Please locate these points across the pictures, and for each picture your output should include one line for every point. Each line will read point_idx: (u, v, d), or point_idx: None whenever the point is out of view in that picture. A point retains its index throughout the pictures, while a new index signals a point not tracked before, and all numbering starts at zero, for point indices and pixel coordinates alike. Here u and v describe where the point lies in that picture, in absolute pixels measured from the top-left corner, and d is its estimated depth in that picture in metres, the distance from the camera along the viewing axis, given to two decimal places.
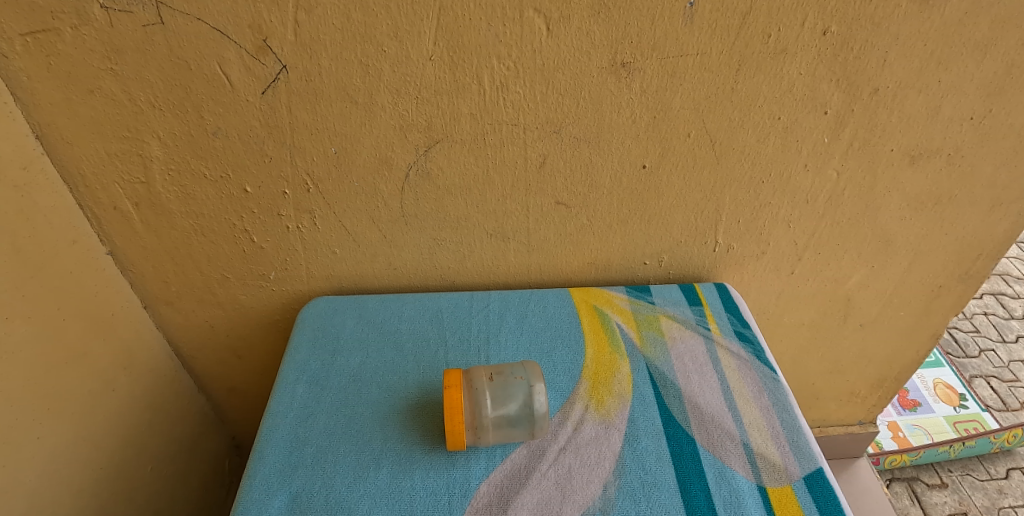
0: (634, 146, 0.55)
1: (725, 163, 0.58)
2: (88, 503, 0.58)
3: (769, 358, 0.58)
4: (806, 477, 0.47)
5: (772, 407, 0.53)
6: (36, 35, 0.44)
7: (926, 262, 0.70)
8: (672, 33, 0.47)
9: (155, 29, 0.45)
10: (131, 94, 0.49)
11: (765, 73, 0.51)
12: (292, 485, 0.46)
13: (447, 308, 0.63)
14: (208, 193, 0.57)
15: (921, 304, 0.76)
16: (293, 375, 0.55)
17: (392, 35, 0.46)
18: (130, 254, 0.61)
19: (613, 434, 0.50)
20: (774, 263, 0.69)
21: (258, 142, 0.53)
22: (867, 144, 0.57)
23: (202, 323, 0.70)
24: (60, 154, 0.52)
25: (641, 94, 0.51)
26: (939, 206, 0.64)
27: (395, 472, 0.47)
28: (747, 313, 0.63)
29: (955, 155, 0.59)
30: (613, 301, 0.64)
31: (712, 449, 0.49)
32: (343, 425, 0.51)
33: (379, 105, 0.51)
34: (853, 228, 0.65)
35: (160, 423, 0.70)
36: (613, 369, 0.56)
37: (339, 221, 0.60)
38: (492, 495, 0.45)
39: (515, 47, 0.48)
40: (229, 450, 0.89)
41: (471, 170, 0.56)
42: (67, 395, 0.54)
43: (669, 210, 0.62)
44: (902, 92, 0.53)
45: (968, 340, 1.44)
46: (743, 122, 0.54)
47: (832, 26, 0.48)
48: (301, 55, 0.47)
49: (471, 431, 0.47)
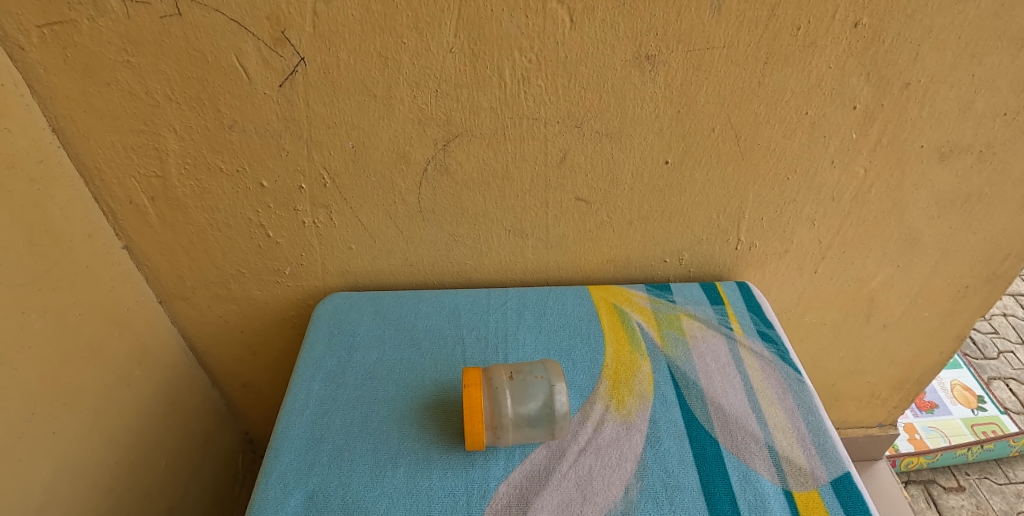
0: (656, 142, 0.54)
1: (750, 158, 0.56)
2: (103, 498, 0.57)
3: (793, 359, 0.57)
4: (833, 481, 0.46)
5: (797, 409, 0.52)
6: (53, 27, 0.44)
7: (953, 262, 0.68)
8: (699, 25, 0.46)
9: (172, 20, 0.44)
10: (147, 86, 0.48)
11: (793, 67, 0.49)
12: (308, 484, 0.45)
13: (464, 305, 0.62)
14: (224, 187, 0.56)
15: (946, 305, 0.74)
16: (309, 372, 0.55)
17: (412, 26, 0.45)
18: (146, 249, 0.61)
19: (634, 435, 0.49)
20: (797, 262, 0.67)
21: (275, 136, 0.52)
22: (896, 140, 0.56)
23: (216, 318, 0.70)
24: (77, 148, 0.52)
25: (665, 88, 0.50)
26: (968, 205, 0.62)
27: (413, 472, 0.46)
28: (770, 313, 0.62)
29: (987, 152, 0.57)
30: (632, 299, 0.63)
31: (736, 451, 0.48)
32: (360, 422, 0.50)
33: (398, 99, 0.50)
34: (879, 226, 0.64)
35: (174, 417, 0.69)
36: (633, 369, 0.55)
37: (355, 217, 0.60)
38: (512, 496, 0.44)
39: (537, 40, 0.46)
40: (242, 446, 0.89)
41: (490, 166, 0.55)
42: (82, 390, 0.54)
43: (691, 207, 0.60)
44: (934, 86, 0.51)
45: (987, 342, 1.42)
46: (769, 117, 0.53)
47: (864, 18, 0.47)
48: (320, 47, 0.46)
49: (490, 430, 0.46)
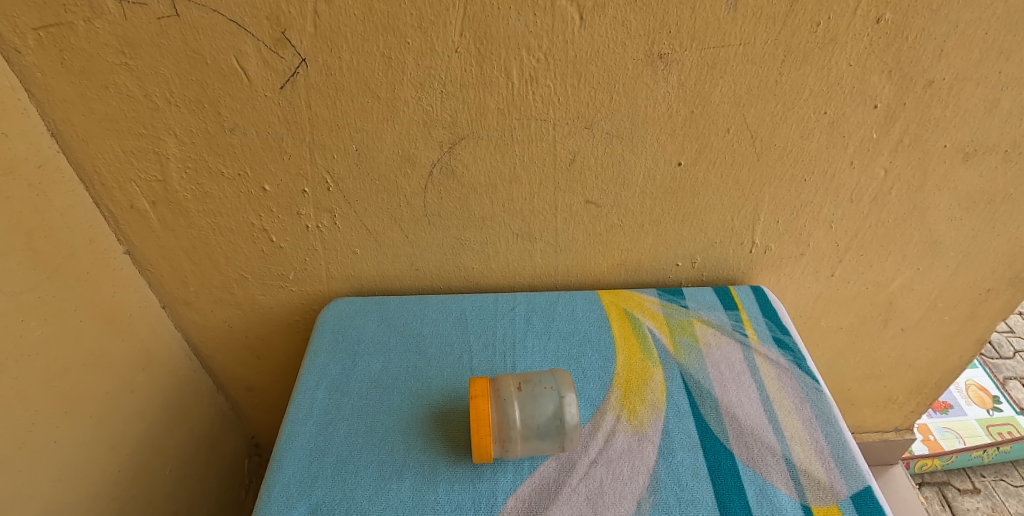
0: (669, 143, 0.52)
1: (766, 159, 0.54)
2: (106, 507, 0.57)
3: (811, 367, 0.55)
4: (854, 496, 0.44)
5: (815, 419, 0.50)
6: (49, 29, 0.43)
7: (975, 264, 0.66)
8: (714, 22, 0.44)
9: (170, 21, 0.43)
10: (146, 89, 0.47)
11: (812, 65, 0.47)
12: (312, 497, 0.44)
13: (471, 311, 0.60)
14: (226, 192, 0.55)
15: (967, 308, 0.72)
16: (313, 380, 0.54)
17: (416, 26, 0.44)
18: (148, 253, 0.60)
19: (646, 447, 0.47)
20: (813, 265, 0.66)
21: (277, 139, 0.51)
22: (918, 140, 0.54)
23: (220, 323, 0.69)
24: (76, 152, 0.51)
25: (679, 88, 0.48)
26: (992, 206, 0.60)
27: (418, 485, 0.45)
28: (786, 318, 0.60)
29: (1013, 151, 0.55)
30: (643, 304, 0.61)
31: (752, 464, 0.46)
32: (364, 432, 0.49)
33: (403, 100, 0.48)
34: (898, 228, 0.62)
35: (179, 422, 0.69)
36: (645, 377, 0.53)
37: (359, 221, 0.58)
38: (520, 510, 0.43)
39: (546, 38, 0.45)
40: (248, 450, 0.88)
41: (497, 169, 0.54)
42: (84, 399, 0.53)
43: (705, 210, 0.59)
44: (960, 84, 0.49)
45: (1002, 341, 1.39)
46: (787, 117, 0.51)
47: (886, 14, 0.44)
48: (322, 48, 0.45)
49: (498, 443, 0.45)
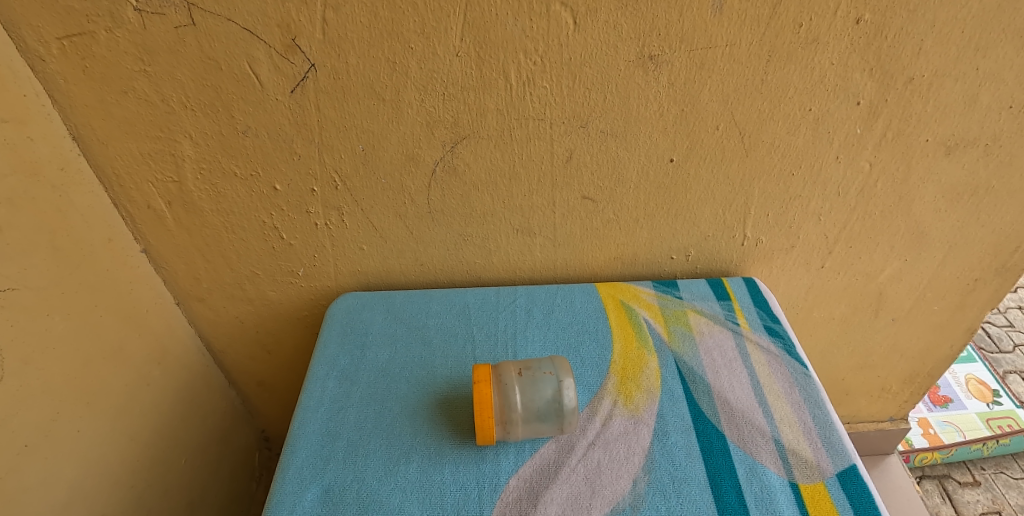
0: (661, 140, 0.55)
1: (755, 155, 0.57)
2: (125, 494, 0.59)
3: (800, 353, 0.57)
4: (839, 474, 0.46)
5: (803, 402, 0.52)
6: (73, 39, 0.46)
7: (962, 255, 0.68)
8: (701, 24, 0.47)
9: (187, 30, 0.46)
10: (163, 94, 0.50)
11: (796, 63, 0.50)
12: (324, 479, 0.47)
13: (473, 303, 0.63)
14: (238, 191, 0.58)
15: (956, 298, 0.74)
16: (324, 370, 0.56)
17: (419, 32, 0.46)
18: (164, 252, 0.63)
19: (642, 429, 0.50)
20: (804, 257, 0.68)
21: (287, 140, 0.53)
22: (901, 135, 0.56)
23: (232, 318, 0.71)
24: (96, 155, 0.54)
25: (669, 87, 0.51)
26: (975, 198, 0.62)
27: (425, 467, 0.47)
28: (777, 308, 0.62)
29: (993, 145, 0.57)
30: (639, 295, 0.64)
31: (743, 445, 0.48)
32: (373, 419, 0.51)
33: (407, 102, 0.51)
34: (885, 220, 0.64)
35: (193, 415, 0.71)
36: (641, 364, 0.56)
37: (366, 218, 0.61)
38: (521, 490, 0.45)
39: (542, 42, 0.47)
40: (258, 444, 0.91)
41: (497, 166, 0.56)
42: (103, 390, 0.56)
43: (697, 204, 0.61)
44: (939, 80, 0.51)
45: (1002, 335, 1.41)
46: (774, 114, 0.53)
47: (865, 15, 0.47)
48: (330, 53, 0.47)
49: (500, 425, 0.47)
